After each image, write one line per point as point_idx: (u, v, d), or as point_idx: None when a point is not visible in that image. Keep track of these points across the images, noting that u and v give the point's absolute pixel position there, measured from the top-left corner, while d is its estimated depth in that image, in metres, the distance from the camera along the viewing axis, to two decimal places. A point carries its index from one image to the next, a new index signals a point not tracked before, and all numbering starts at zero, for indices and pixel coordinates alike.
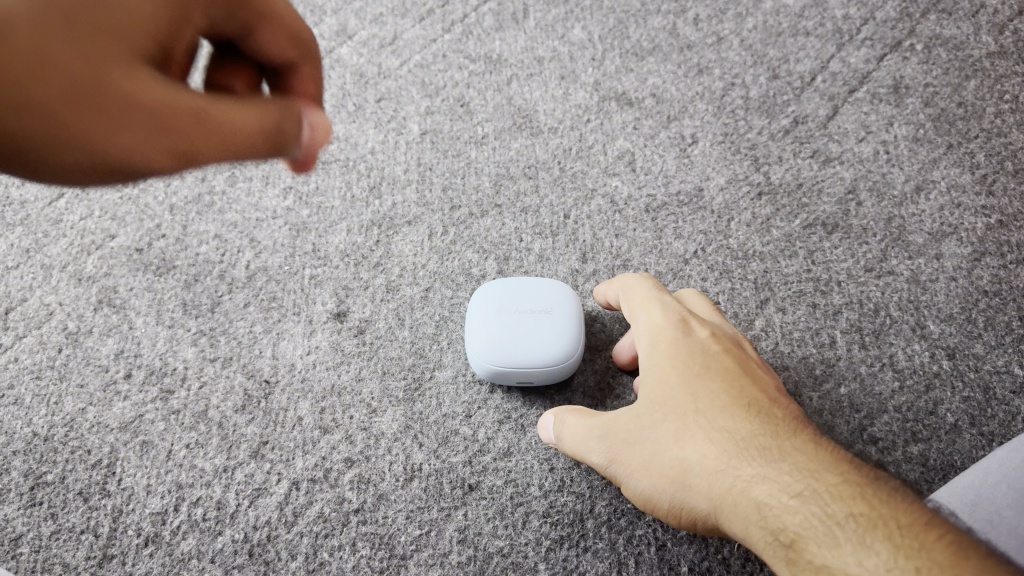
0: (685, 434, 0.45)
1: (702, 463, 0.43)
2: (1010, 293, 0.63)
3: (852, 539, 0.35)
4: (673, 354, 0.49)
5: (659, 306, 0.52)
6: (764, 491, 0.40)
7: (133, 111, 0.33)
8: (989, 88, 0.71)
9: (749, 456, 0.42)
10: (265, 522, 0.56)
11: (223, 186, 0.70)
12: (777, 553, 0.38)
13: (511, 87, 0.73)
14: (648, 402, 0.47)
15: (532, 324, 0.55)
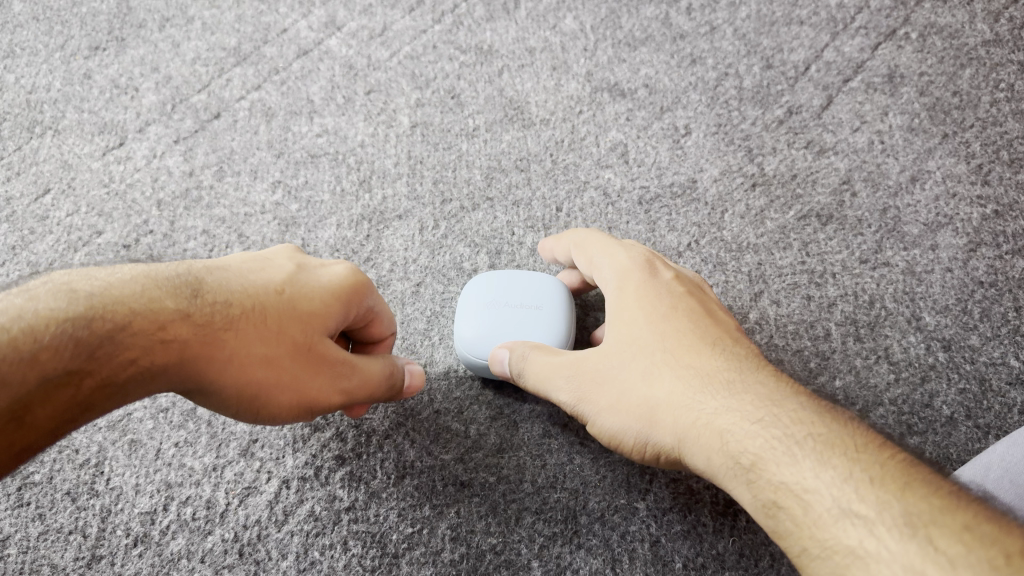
0: (651, 371, 0.45)
1: (668, 400, 0.43)
2: (1006, 284, 0.63)
3: (812, 459, 0.36)
4: (636, 295, 0.48)
5: (618, 251, 0.52)
6: (726, 418, 0.40)
7: (291, 372, 0.44)
8: (985, 77, 0.71)
9: (712, 389, 0.42)
10: (255, 521, 0.56)
11: (210, 181, 0.70)
12: (739, 475, 0.39)
13: (502, 79, 0.72)
14: (612, 342, 0.47)
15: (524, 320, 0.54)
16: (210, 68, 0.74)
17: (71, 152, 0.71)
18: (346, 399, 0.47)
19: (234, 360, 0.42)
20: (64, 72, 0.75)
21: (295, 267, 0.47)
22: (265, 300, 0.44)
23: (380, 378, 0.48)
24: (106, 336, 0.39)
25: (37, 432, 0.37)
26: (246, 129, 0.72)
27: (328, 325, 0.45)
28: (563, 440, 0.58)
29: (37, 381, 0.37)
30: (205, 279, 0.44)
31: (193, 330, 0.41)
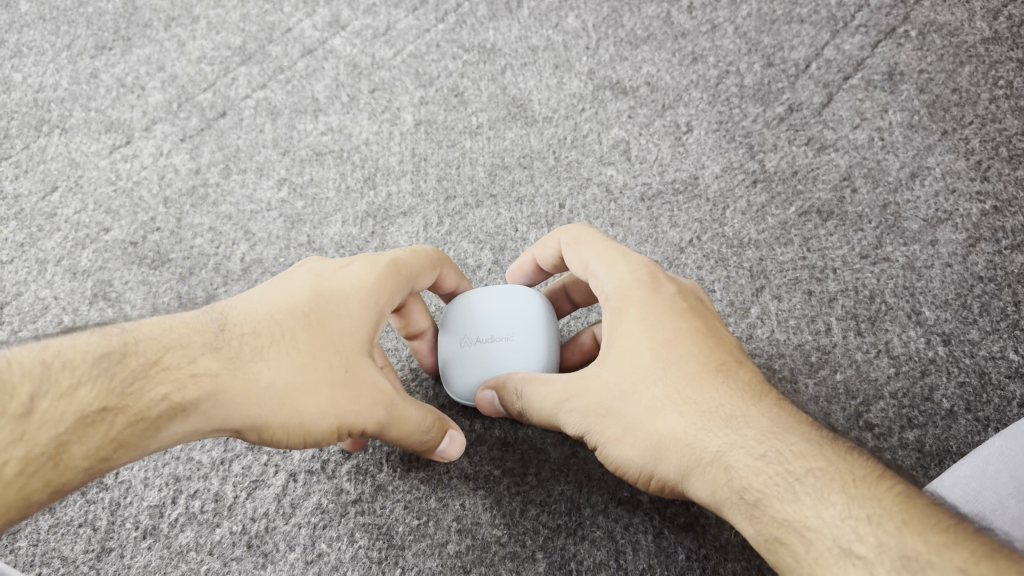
0: (656, 398, 0.44)
1: (672, 427, 0.43)
2: (1005, 279, 0.63)
3: (815, 499, 0.37)
4: (636, 311, 0.48)
5: (619, 259, 0.50)
6: (734, 454, 0.41)
7: (330, 398, 0.43)
8: (983, 75, 0.71)
9: (717, 420, 0.42)
10: (262, 514, 0.56)
11: (217, 178, 0.70)
12: (743, 512, 0.39)
13: (506, 77, 0.73)
14: (611, 362, 0.46)
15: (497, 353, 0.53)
16: (216, 67, 0.75)
17: (78, 150, 0.72)
18: (387, 429, 0.45)
19: (269, 390, 0.42)
20: (71, 71, 0.75)
21: (324, 285, 0.46)
22: (294, 327, 0.44)
23: (420, 410, 0.46)
24: (137, 372, 0.39)
25: (76, 470, 0.37)
26: (251, 127, 0.72)
27: (361, 350, 0.45)
28: (567, 433, 0.58)
29: (74, 419, 0.37)
30: (233, 316, 0.44)
31: (226, 362, 0.41)
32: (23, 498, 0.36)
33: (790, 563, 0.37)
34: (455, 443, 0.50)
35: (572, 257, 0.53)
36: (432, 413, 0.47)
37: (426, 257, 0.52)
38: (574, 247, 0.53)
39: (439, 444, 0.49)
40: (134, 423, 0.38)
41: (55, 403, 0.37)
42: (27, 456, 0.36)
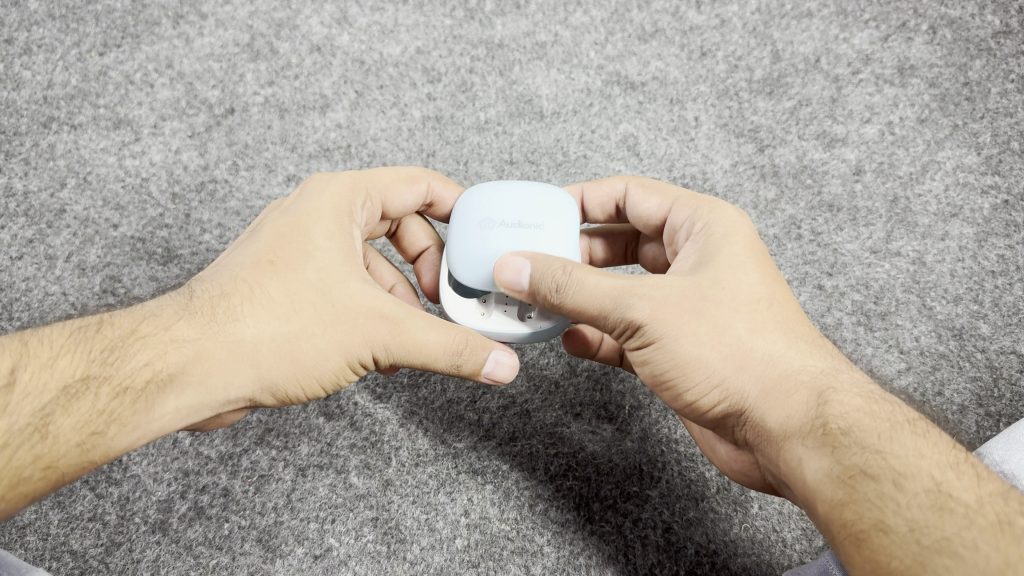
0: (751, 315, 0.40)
1: (764, 352, 0.40)
2: (1017, 273, 0.63)
3: (909, 454, 0.37)
4: (742, 236, 0.44)
5: (717, 199, 0.47)
6: (829, 394, 0.39)
7: (323, 333, 0.41)
8: (995, 69, 0.70)
9: (808, 358, 0.40)
10: (271, 508, 0.56)
11: (225, 175, 0.71)
12: (821, 442, 0.37)
13: (514, 72, 0.73)
14: (719, 268, 0.41)
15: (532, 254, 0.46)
16: (223, 64, 0.75)
17: (87, 148, 0.72)
18: (396, 352, 0.42)
19: (257, 341, 0.41)
20: (80, 68, 0.75)
21: (289, 221, 0.45)
22: (264, 275, 0.43)
23: (442, 329, 0.42)
24: (115, 346, 0.39)
25: (67, 444, 0.38)
26: (259, 123, 0.72)
27: (346, 279, 0.43)
28: (575, 428, 0.58)
29: (58, 396, 0.38)
30: (207, 279, 0.43)
31: (206, 322, 0.41)
32: (21, 478, 0.37)
33: (867, 504, 0.35)
34: (503, 366, 0.44)
35: (640, 201, 0.51)
36: (460, 330, 0.43)
37: (395, 175, 0.51)
38: (650, 193, 0.51)
39: (481, 365, 0.43)
40: (119, 392, 0.38)
41: (37, 377, 0.38)
42: (12, 432, 0.37)
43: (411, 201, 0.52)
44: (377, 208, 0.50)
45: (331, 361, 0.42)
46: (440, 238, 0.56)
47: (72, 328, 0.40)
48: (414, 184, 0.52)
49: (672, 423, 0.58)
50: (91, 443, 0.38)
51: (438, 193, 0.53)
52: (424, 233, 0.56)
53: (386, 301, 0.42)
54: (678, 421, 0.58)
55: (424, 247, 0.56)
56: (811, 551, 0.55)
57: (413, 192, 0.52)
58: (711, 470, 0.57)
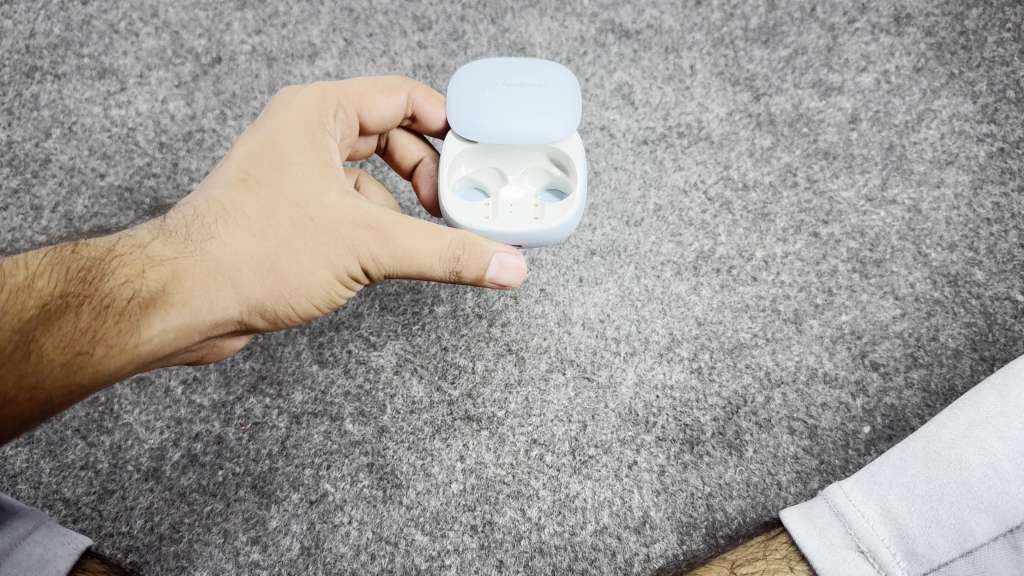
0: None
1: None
2: (1013, 220, 0.63)
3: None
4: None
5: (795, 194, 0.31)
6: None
7: (304, 247, 0.42)
8: (992, 17, 0.68)
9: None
10: (266, 455, 0.56)
11: (213, 125, 0.70)
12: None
13: (506, 20, 0.71)
14: None
15: (533, 102, 0.48)
16: (210, 13, 0.73)
17: (71, 98, 0.71)
18: (385, 262, 0.43)
19: (235, 259, 0.42)
20: (63, 17, 0.73)
21: (261, 138, 0.45)
22: (239, 193, 0.43)
23: (432, 236, 0.43)
24: (93, 268, 0.41)
25: (52, 364, 0.39)
26: (247, 72, 0.71)
27: (325, 191, 0.43)
28: (570, 374, 0.58)
29: (38, 315, 0.40)
30: (185, 202, 0.44)
31: (182, 242, 0.42)
32: (9, 398, 0.38)
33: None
34: (507, 270, 0.43)
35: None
36: (450, 232, 0.43)
37: (370, 84, 0.50)
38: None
39: (484, 271, 0.43)
40: (100, 312, 0.40)
41: (16, 298, 0.40)
42: None
43: (392, 112, 0.51)
44: (352, 119, 0.49)
45: (317, 276, 0.43)
46: (432, 148, 0.55)
47: (50, 250, 0.42)
48: (392, 93, 0.50)
49: (666, 369, 0.58)
50: (76, 363, 0.39)
51: (420, 104, 0.51)
52: (415, 145, 0.55)
53: (366, 212, 0.43)
54: (672, 367, 0.58)
55: (419, 159, 0.55)
56: (806, 493, 0.55)
57: (392, 102, 0.50)
58: (706, 416, 0.57)
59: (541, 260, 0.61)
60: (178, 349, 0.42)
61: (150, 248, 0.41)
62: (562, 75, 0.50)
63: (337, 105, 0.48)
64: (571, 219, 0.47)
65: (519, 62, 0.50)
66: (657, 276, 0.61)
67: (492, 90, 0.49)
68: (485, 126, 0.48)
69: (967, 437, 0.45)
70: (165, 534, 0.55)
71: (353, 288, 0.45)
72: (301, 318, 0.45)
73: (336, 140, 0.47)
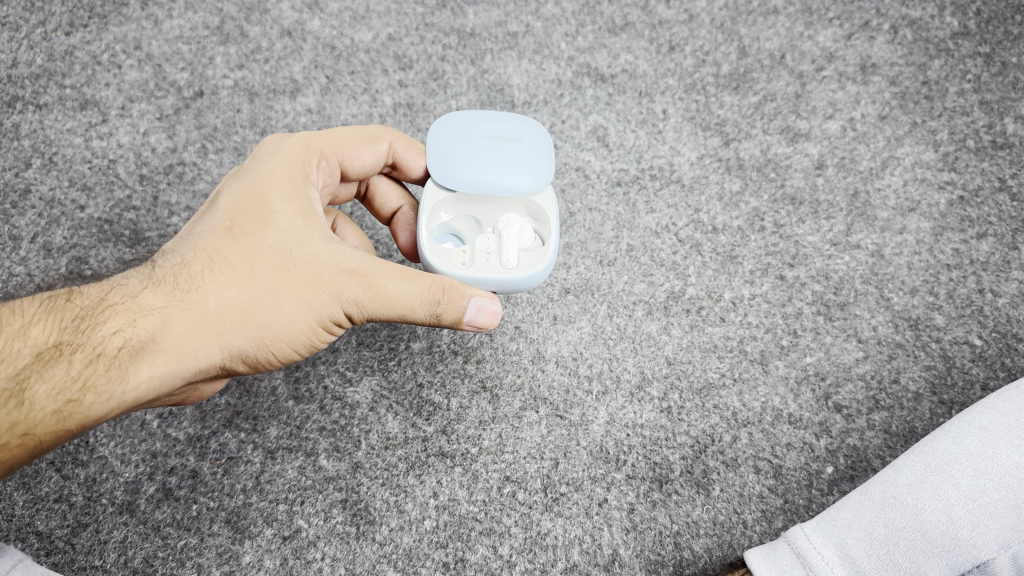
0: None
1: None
2: (971, 266, 0.65)
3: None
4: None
5: None
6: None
7: (288, 295, 0.44)
8: (952, 69, 0.71)
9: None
10: (240, 490, 0.57)
11: (194, 158, 0.70)
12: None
13: (485, 61, 0.73)
14: None
15: (507, 151, 0.50)
16: (193, 47, 0.74)
17: (53, 128, 0.72)
18: (368, 307, 0.44)
19: (220, 307, 0.43)
20: (46, 48, 0.74)
21: (246, 188, 0.46)
22: (224, 242, 0.44)
23: (414, 280, 0.44)
24: (85, 315, 0.41)
25: (44, 412, 0.39)
26: (229, 106, 0.72)
27: (309, 239, 0.45)
28: (543, 412, 0.59)
29: (31, 362, 0.39)
30: (170, 251, 0.45)
31: (170, 290, 0.42)
32: None
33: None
34: (486, 312, 0.45)
35: None
36: (433, 277, 0.44)
37: (351, 134, 0.51)
38: None
39: (463, 313, 0.45)
40: (91, 359, 0.40)
41: (9, 345, 0.40)
42: None
43: (373, 161, 0.52)
44: (334, 168, 0.50)
45: (299, 322, 0.44)
46: (411, 197, 0.56)
47: (40, 297, 0.42)
48: (373, 143, 0.51)
49: (636, 409, 0.60)
50: (67, 411, 0.39)
51: (400, 153, 0.52)
52: (394, 193, 0.56)
53: (348, 261, 0.44)
54: (642, 406, 0.60)
55: (396, 207, 0.56)
56: (770, 532, 0.57)
57: (374, 152, 0.51)
58: (674, 454, 0.58)
59: (516, 299, 0.62)
60: (162, 395, 0.43)
61: (139, 296, 0.42)
62: (536, 130, 0.51)
63: (318, 155, 0.49)
64: (550, 263, 0.49)
65: (494, 116, 0.51)
66: (629, 316, 0.62)
67: (469, 139, 0.50)
68: (461, 174, 0.49)
69: (922, 483, 0.47)
70: (138, 568, 0.55)
71: (333, 334, 0.46)
72: (280, 362, 0.46)
73: (316, 189, 0.48)
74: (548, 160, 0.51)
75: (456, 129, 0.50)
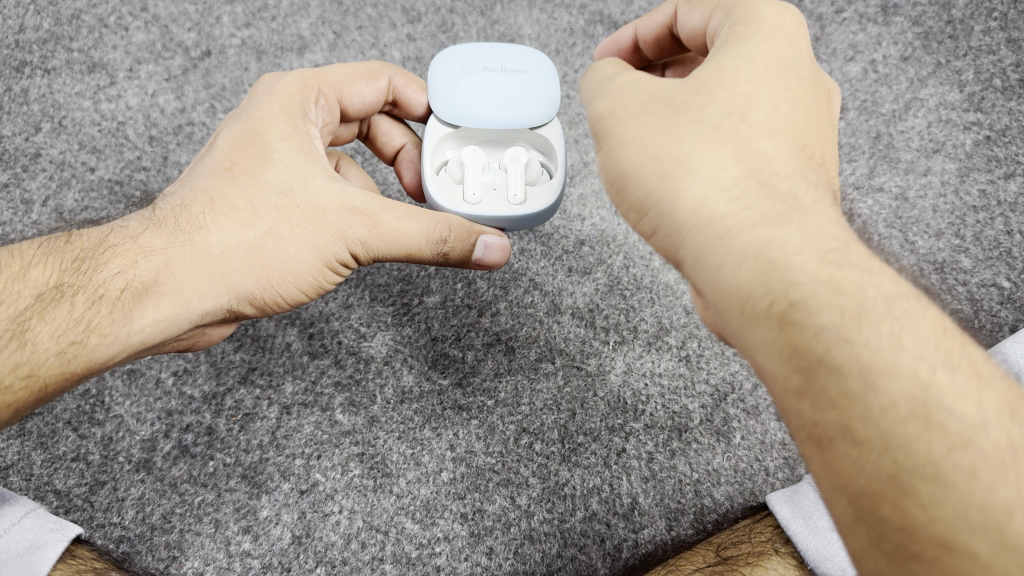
0: (683, 156, 0.31)
1: (710, 166, 0.31)
2: (998, 208, 0.64)
3: (922, 316, 0.27)
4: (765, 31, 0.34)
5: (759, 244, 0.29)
6: (810, 194, 0.30)
7: (292, 234, 0.43)
8: (978, 6, 0.69)
9: (804, 206, 0.30)
10: (257, 445, 0.57)
11: (202, 118, 0.70)
12: (711, 263, 0.30)
13: (495, 12, 0.72)
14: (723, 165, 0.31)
15: (510, 85, 0.48)
16: (200, 7, 0.73)
17: (61, 92, 0.71)
18: (373, 246, 0.44)
19: (224, 247, 0.42)
20: (53, 12, 0.73)
21: (244, 127, 0.45)
22: (225, 183, 0.43)
23: (419, 220, 0.43)
24: (86, 257, 0.41)
25: (47, 353, 0.39)
26: (236, 65, 0.71)
27: (310, 178, 0.44)
28: (559, 363, 0.58)
29: (33, 304, 0.40)
30: (172, 193, 0.44)
31: (171, 231, 0.42)
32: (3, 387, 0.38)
33: (822, 399, 0.26)
34: (491, 250, 0.46)
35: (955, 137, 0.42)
36: (439, 216, 0.44)
37: (350, 70, 0.51)
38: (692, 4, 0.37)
39: (470, 250, 0.45)
40: (93, 300, 0.40)
41: (11, 288, 0.40)
42: None
43: (372, 98, 0.52)
44: (333, 106, 0.50)
45: (305, 261, 0.43)
46: (414, 134, 0.56)
47: (41, 242, 0.42)
48: (372, 79, 0.51)
49: (654, 358, 0.59)
50: (70, 353, 0.39)
51: (401, 89, 0.52)
52: (396, 131, 0.55)
53: (350, 200, 0.43)
54: (660, 355, 0.59)
55: (400, 145, 0.55)
56: (793, 479, 0.56)
57: (373, 88, 0.51)
58: (694, 403, 0.58)
59: (530, 251, 0.61)
60: (171, 339, 0.42)
61: (141, 239, 0.41)
62: (540, 58, 0.50)
63: (317, 93, 0.48)
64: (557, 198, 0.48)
65: (495, 46, 0.50)
66: (646, 265, 0.61)
67: (469, 75, 0.49)
68: (465, 113, 0.48)
69: None
70: (157, 524, 0.55)
71: (340, 274, 0.46)
72: (288, 303, 0.45)
73: (316, 128, 0.47)
74: (551, 90, 0.49)
75: (458, 66, 0.49)
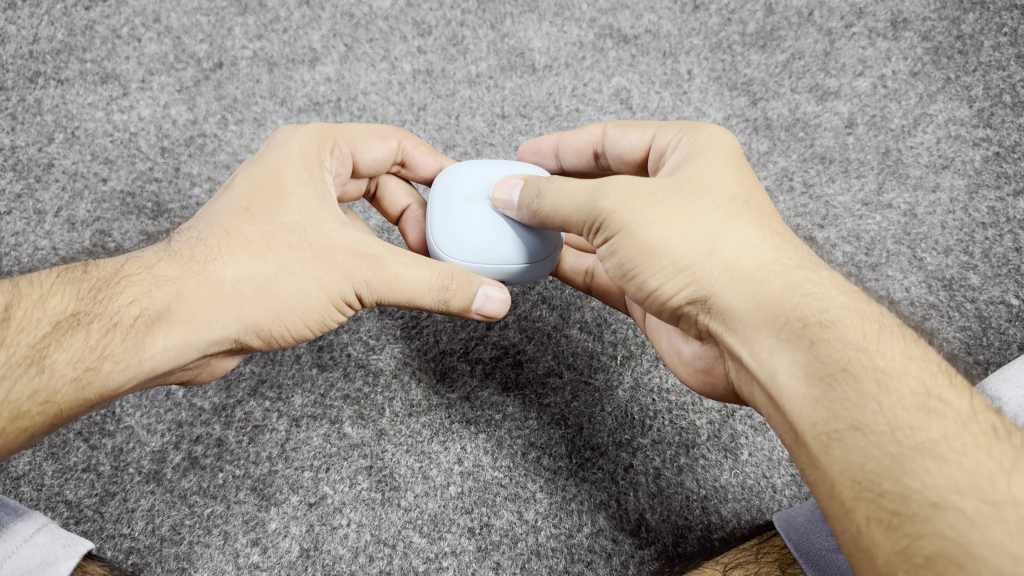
0: (714, 242, 0.38)
1: (735, 249, 0.37)
2: (1007, 224, 0.64)
3: (968, 404, 0.33)
4: (727, 149, 0.42)
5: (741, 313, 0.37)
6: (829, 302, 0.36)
7: (302, 271, 0.43)
8: (988, 22, 0.69)
9: (863, 315, 0.35)
10: (266, 458, 0.57)
11: (214, 129, 0.70)
12: (766, 340, 0.36)
13: (505, 25, 0.72)
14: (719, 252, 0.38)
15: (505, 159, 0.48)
16: (212, 18, 0.74)
17: (74, 102, 0.71)
18: (377, 289, 0.44)
19: (236, 279, 0.42)
20: (66, 22, 0.74)
21: (261, 170, 0.46)
22: (240, 220, 0.44)
23: (425, 266, 0.44)
24: (103, 286, 0.42)
25: (61, 380, 0.39)
26: (248, 77, 0.72)
27: (322, 221, 0.44)
28: (567, 378, 0.58)
29: (49, 332, 0.40)
30: (187, 228, 0.45)
31: (186, 262, 0.42)
32: (19, 413, 0.39)
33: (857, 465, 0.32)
34: (493, 301, 0.44)
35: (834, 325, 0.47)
36: (444, 265, 0.44)
37: (365, 129, 0.52)
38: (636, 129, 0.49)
39: (471, 301, 0.44)
40: (108, 328, 0.40)
41: (29, 315, 0.41)
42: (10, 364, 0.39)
43: (383, 157, 0.53)
44: (348, 158, 0.51)
45: (314, 298, 0.43)
46: (419, 196, 0.57)
47: (61, 270, 0.43)
48: (385, 140, 0.53)
49: (662, 373, 0.59)
50: (84, 379, 0.39)
51: (410, 151, 0.54)
52: (403, 191, 0.56)
53: (359, 245, 0.44)
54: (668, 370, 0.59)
55: (405, 206, 0.56)
56: (800, 497, 0.56)
57: (384, 148, 0.53)
58: (701, 419, 0.58)
59: None
60: (180, 368, 0.42)
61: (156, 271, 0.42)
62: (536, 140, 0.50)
63: (333, 144, 0.50)
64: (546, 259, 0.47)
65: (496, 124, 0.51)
66: None
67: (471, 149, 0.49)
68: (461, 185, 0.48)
69: None
70: (166, 536, 0.55)
71: (345, 313, 0.46)
72: (294, 337, 0.45)
73: (330, 175, 0.48)
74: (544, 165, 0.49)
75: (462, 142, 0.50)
